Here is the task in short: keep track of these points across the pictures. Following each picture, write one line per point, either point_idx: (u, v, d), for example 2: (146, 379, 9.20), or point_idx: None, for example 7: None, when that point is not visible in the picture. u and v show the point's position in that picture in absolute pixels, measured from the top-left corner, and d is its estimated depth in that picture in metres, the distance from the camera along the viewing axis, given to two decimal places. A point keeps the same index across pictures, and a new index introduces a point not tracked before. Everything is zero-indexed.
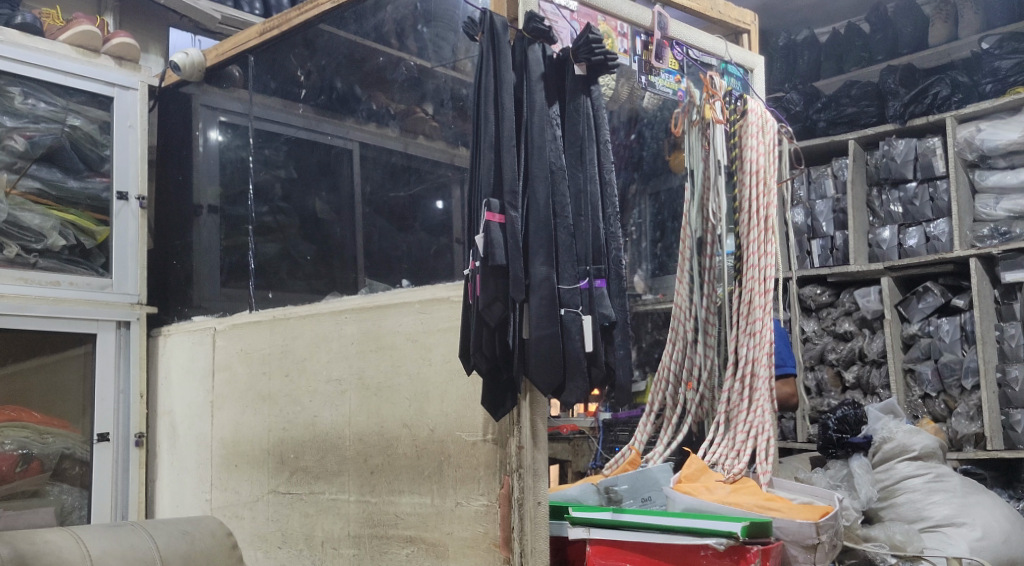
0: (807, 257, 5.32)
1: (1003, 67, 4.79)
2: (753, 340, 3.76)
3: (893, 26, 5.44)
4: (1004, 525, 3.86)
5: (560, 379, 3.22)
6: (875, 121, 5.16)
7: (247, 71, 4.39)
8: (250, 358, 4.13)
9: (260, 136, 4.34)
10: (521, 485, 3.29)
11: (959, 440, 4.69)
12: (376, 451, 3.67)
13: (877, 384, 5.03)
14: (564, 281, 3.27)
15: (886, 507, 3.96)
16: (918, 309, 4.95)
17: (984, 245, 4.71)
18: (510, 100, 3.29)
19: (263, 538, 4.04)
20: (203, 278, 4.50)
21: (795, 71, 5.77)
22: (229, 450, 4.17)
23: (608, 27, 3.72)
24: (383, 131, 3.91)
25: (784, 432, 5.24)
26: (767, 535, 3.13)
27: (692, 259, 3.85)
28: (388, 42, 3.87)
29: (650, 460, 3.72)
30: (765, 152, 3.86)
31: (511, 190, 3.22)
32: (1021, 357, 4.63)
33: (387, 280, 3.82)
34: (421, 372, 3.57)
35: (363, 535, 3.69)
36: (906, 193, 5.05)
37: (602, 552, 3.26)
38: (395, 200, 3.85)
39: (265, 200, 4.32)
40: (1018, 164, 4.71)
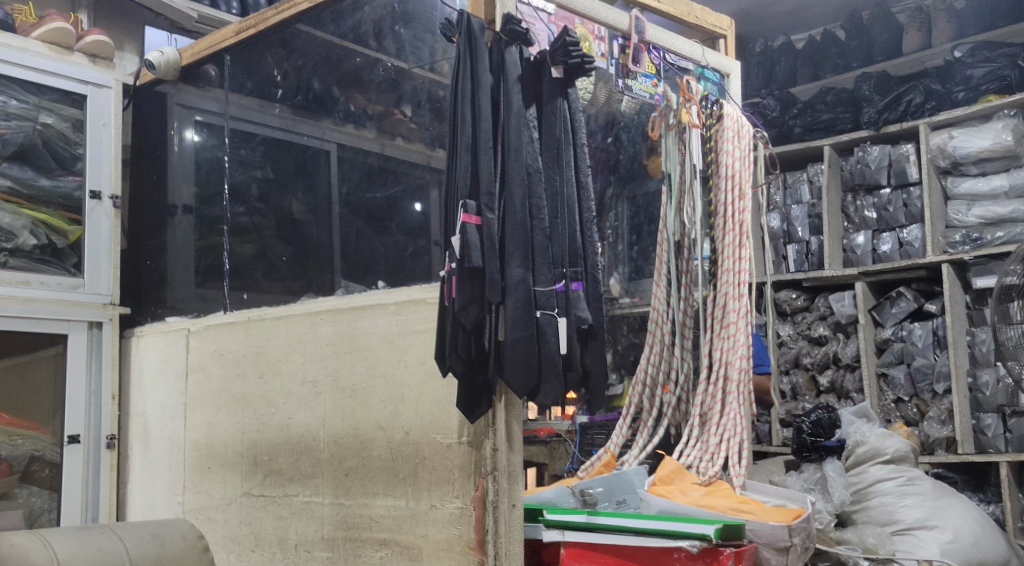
0: (783, 262, 5.35)
1: (976, 75, 4.84)
2: (727, 344, 3.77)
3: (869, 34, 5.49)
4: (973, 528, 3.86)
5: (535, 381, 3.21)
6: (850, 127, 5.20)
7: (223, 70, 4.36)
8: (224, 360, 4.10)
9: (236, 136, 4.31)
10: (496, 487, 3.29)
11: (930, 443, 4.71)
12: (351, 454, 3.66)
13: (850, 389, 5.07)
14: (540, 283, 3.27)
15: (858, 511, 3.97)
16: (891, 314, 5.00)
17: (955, 251, 4.76)
18: (486, 101, 3.31)
19: (236, 542, 4.01)
20: (177, 279, 4.47)
21: (772, 78, 5.80)
22: (202, 452, 4.14)
23: (585, 30, 3.75)
24: (361, 132, 3.90)
25: (759, 436, 5.26)
26: (741, 537, 3.13)
27: (669, 261, 3.88)
28: (366, 43, 3.87)
29: (625, 462, 3.74)
30: (740, 158, 3.89)
31: (487, 191, 3.24)
32: (990, 361, 4.67)
33: (363, 282, 3.80)
34: (397, 374, 3.56)
35: (337, 538, 3.67)
36: (879, 199, 5.09)
37: (576, 555, 3.28)
38: (372, 200, 3.85)
39: (241, 200, 4.28)
40: (989, 171, 4.75)
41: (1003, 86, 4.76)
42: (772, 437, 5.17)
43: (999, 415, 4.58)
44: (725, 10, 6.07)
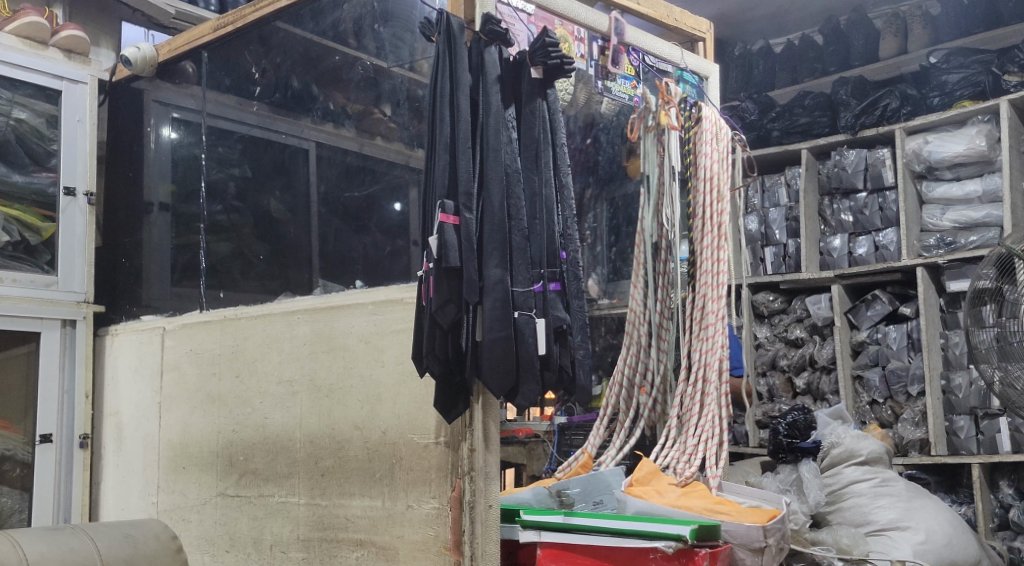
0: (761, 264, 5.40)
1: (950, 80, 4.86)
2: (705, 345, 3.78)
3: (846, 39, 5.54)
4: (946, 529, 3.89)
5: (513, 382, 3.23)
6: (827, 131, 5.25)
7: (200, 66, 4.33)
8: (200, 360, 4.07)
9: (213, 133, 4.28)
10: (473, 487, 3.29)
11: (905, 445, 4.76)
12: (327, 454, 3.64)
13: (826, 390, 5.11)
14: (518, 284, 3.27)
15: (833, 512, 4.00)
16: (867, 317, 5.05)
17: (929, 254, 4.79)
18: (465, 101, 3.30)
19: (210, 542, 3.98)
20: (153, 277, 4.43)
21: (751, 80, 5.84)
22: (176, 452, 4.11)
23: (565, 31, 3.76)
24: (340, 131, 3.89)
25: (736, 437, 5.26)
26: (716, 539, 3.14)
27: (647, 262, 3.88)
28: (346, 42, 3.87)
29: (602, 463, 3.73)
30: (719, 159, 3.90)
31: (465, 192, 3.25)
32: (963, 364, 4.72)
33: (340, 281, 3.78)
34: (374, 374, 3.55)
35: (312, 538, 3.65)
36: (856, 203, 5.15)
37: (553, 555, 3.29)
38: (351, 200, 3.83)
39: (218, 199, 4.25)
40: (964, 176, 4.80)
41: (977, 92, 4.78)
42: (749, 438, 5.17)
43: (972, 417, 4.62)
44: (705, 13, 6.11)
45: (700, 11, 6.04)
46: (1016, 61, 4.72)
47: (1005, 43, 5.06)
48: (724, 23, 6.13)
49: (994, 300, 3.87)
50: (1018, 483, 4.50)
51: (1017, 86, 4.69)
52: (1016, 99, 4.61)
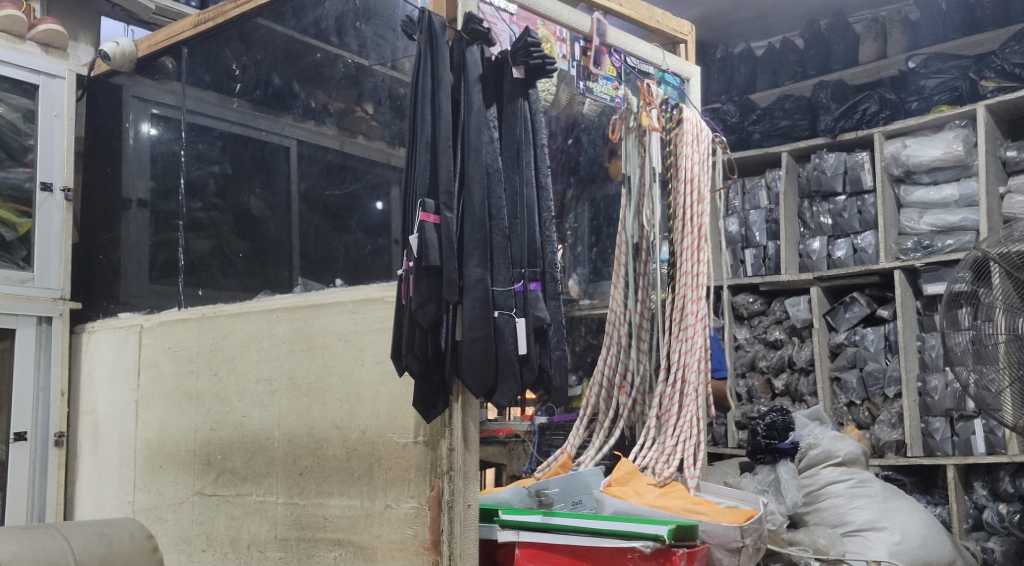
0: (741, 266, 5.41)
1: (929, 85, 4.93)
2: (684, 346, 3.81)
3: (826, 43, 5.59)
4: (921, 530, 3.90)
5: (492, 381, 3.23)
6: (807, 134, 5.28)
7: (180, 62, 4.30)
8: (177, 358, 4.04)
9: (193, 130, 4.26)
10: (452, 487, 3.28)
11: (881, 447, 4.79)
12: (306, 453, 3.63)
13: (804, 392, 5.13)
14: (498, 283, 3.28)
15: (811, 512, 4.03)
16: (845, 318, 5.08)
17: (907, 257, 4.84)
18: (446, 101, 3.30)
19: (187, 541, 3.96)
20: (130, 273, 4.40)
21: (733, 84, 5.86)
22: (153, 450, 4.08)
23: (547, 31, 3.76)
24: (321, 129, 3.88)
25: (715, 438, 5.29)
26: (694, 538, 3.17)
27: (627, 263, 3.89)
28: (328, 39, 3.85)
29: (581, 463, 3.74)
30: (699, 162, 3.93)
31: (446, 191, 3.24)
32: (939, 366, 4.76)
33: (320, 280, 3.76)
34: (353, 373, 3.54)
35: (290, 538, 3.64)
36: (835, 206, 5.18)
37: (531, 555, 3.30)
38: (331, 198, 3.82)
39: (198, 196, 4.22)
40: (941, 180, 4.85)
41: (955, 97, 4.86)
42: (728, 439, 5.20)
43: (947, 419, 4.67)
44: (687, 15, 6.13)
45: (683, 13, 6.06)
46: (992, 66, 4.73)
47: (981, 49, 5.12)
48: (706, 26, 6.15)
49: (970, 303, 3.91)
50: (991, 484, 4.53)
51: (994, 91, 4.71)
52: (993, 104, 4.63)
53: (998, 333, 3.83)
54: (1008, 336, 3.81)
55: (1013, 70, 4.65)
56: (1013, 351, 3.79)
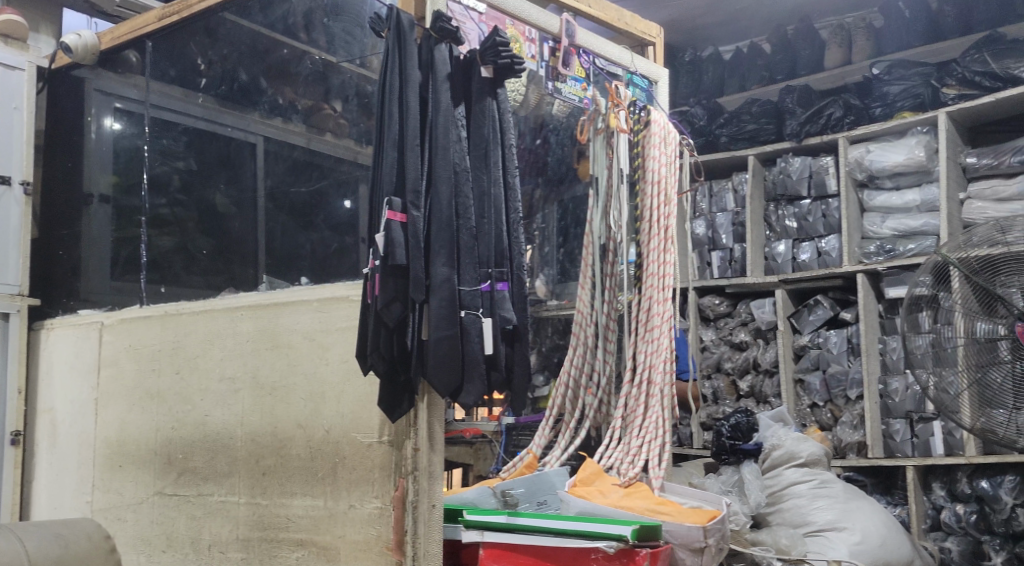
0: (708, 268, 5.45)
1: (892, 91, 4.98)
2: (650, 347, 3.81)
3: (792, 48, 5.65)
4: (880, 530, 3.96)
5: (458, 381, 3.22)
6: (774, 138, 5.33)
7: (144, 56, 4.24)
8: (139, 356, 3.99)
9: (157, 125, 4.20)
10: (416, 487, 3.27)
11: (843, 447, 4.87)
12: (269, 452, 3.59)
13: (769, 393, 5.18)
14: (465, 283, 3.27)
15: (774, 512, 4.07)
16: (809, 321, 5.12)
17: (870, 261, 4.92)
18: (415, 99, 3.27)
19: (146, 542, 3.90)
20: (91, 270, 4.34)
21: (701, 87, 5.94)
22: (112, 449, 4.02)
23: (516, 31, 3.76)
24: (289, 126, 3.86)
25: (681, 439, 5.30)
26: (656, 538, 3.18)
27: (595, 263, 3.92)
28: (296, 35, 3.84)
29: (547, 463, 3.75)
30: (666, 163, 3.95)
31: (413, 190, 3.22)
32: (900, 369, 4.83)
33: (286, 278, 3.73)
34: (319, 372, 3.50)
35: (252, 539, 3.60)
36: (800, 209, 5.23)
37: (495, 555, 3.30)
38: (297, 196, 3.81)
39: (162, 192, 4.17)
40: (903, 185, 4.91)
41: (918, 103, 4.89)
42: (693, 440, 5.22)
43: (907, 421, 4.74)
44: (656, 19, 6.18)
45: (652, 16, 6.10)
46: (953, 74, 4.76)
47: (943, 56, 5.20)
48: (675, 30, 6.21)
49: (930, 307, 3.97)
50: (949, 485, 4.57)
51: (955, 99, 4.73)
52: (954, 111, 4.70)
53: (957, 336, 3.91)
54: (967, 339, 3.88)
55: (973, 78, 4.66)
56: (972, 353, 3.87)
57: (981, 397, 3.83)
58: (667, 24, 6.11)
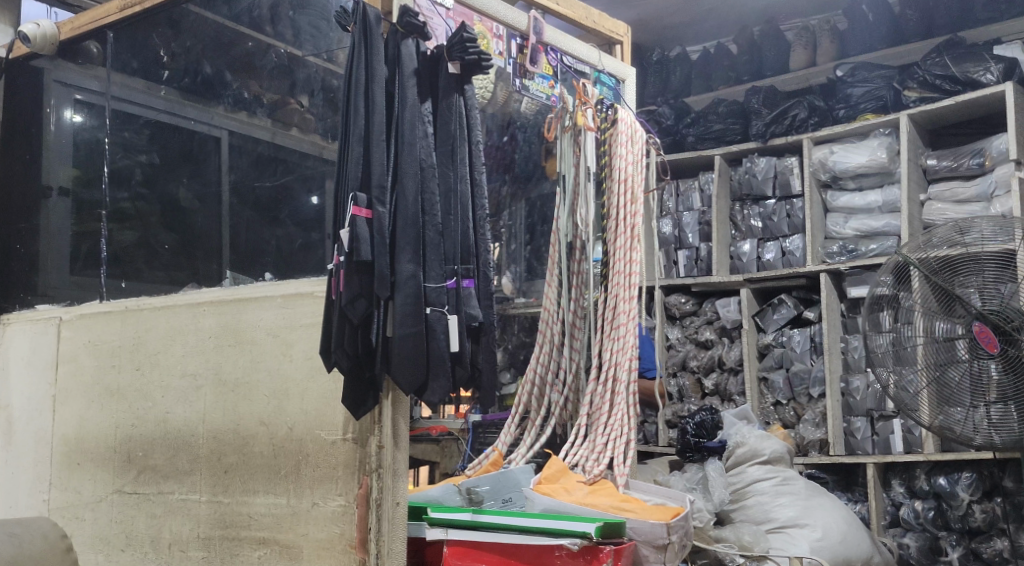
0: (674, 267, 5.48)
1: (855, 93, 5.03)
2: (616, 345, 3.81)
3: (758, 50, 5.71)
4: (841, 526, 3.99)
5: (423, 378, 3.18)
6: (739, 138, 5.37)
7: (106, 47, 4.15)
8: (99, 351, 3.93)
9: (118, 117, 4.13)
10: (380, 484, 3.23)
11: (805, 445, 4.90)
12: (231, 450, 3.55)
13: (733, 391, 5.22)
14: (431, 279, 3.25)
15: (737, 509, 4.12)
16: (773, 320, 5.17)
17: (833, 261, 4.98)
18: (381, 94, 3.25)
19: (104, 541, 3.84)
20: (50, 265, 4.27)
21: (668, 87, 5.96)
22: (71, 447, 3.95)
23: (483, 27, 3.75)
24: (253, 120, 3.81)
25: (647, 437, 5.34)
26: (620, 535, 3.19)
27: (561, 261, 3.90)
28: (261, 28, 3.81)
29: (512, 460, 3.75)
30: (633, 163, 3.94)
31: (378, 185, 3.19)
32: (861, 368, 4.90)
33: (250, 274, 3.69)
34: (282, 369, 3.46)
35: (213, 537, 3.55)
36: (765, 209, 5.28)
37: (459, 553, 3.26)
38: (262, 190, 3.76)
39: (123, 185, 4.11)
40: (865, 186, 4.98)
41: (880, 106, 4.97)
42: (658, 438, 5.24)
43: (867, 419, 4.80)
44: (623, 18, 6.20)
45: (620, 15, 6.12)
46: (914, 77, 4.81)
47: (907, 60, 5.26)
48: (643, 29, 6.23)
49: (891, 306, 4.02)
50: (908, 482, 4.66)
51: (916, 101, 4.80)
52: (916, 113, 4.77)
53: (916, 335, 3.97)
54: (926, 338, 3.94)
55: (934, 81, 4.73)
56: (931, 353, 3.92)
57: (939, 395, 3.88)
58: (636, 24, 6.14)
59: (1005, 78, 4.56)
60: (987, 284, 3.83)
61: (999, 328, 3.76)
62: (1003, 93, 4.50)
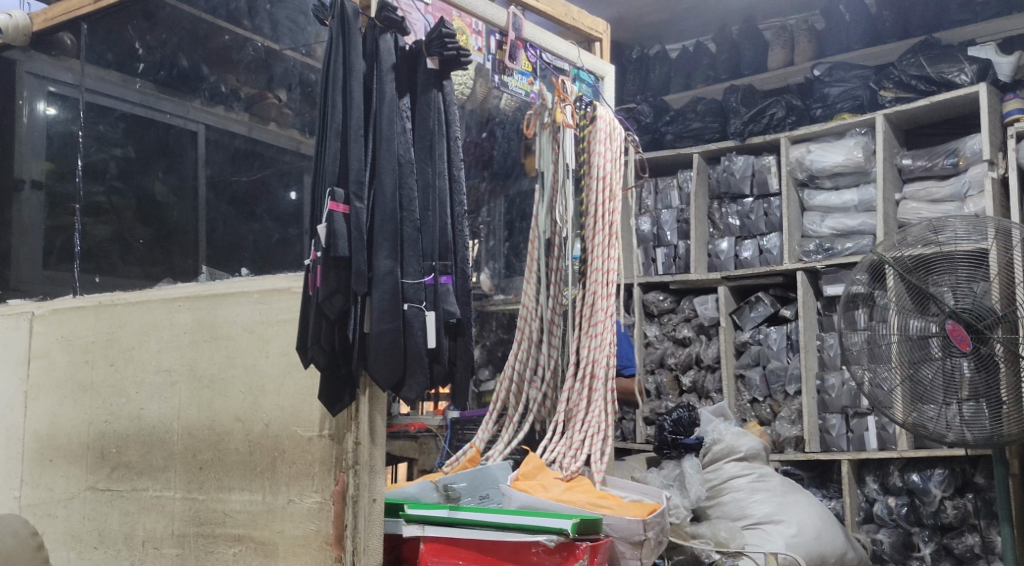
0: (652, 264, 5.51)
1: (832, 93, 5.07)
2: (593, 342, 3.81)
3: (737, 48, 5.75)
4: (816, 522, 4.03)
5: (400, 375, 3.15)
6: (717, 136, 5.40)
7: (79, 39, 4.13)
8: (71, 347, 3.89)
9: (93, 110, 4.09)
10: (357, 481, 3.21)
11: (781, 442, 4.96)
12: (206, 446, 3.51)
13: (710, 388, 5.25)
14: (408, 276, 3.22)
15: (713, 506, 4.14)
16: (750, 318, 5.20)
17: (809, 259, 5.01)
18: (359, 88, 3.21)
19: (77, 539, 3.80)
20: (24, 259, 4.24)
21: (648, 85, 5.98)
22: (42, 443, 3.93)
23: (462, 23, 3.73)
24: (229, 114, 3.80)
25: (625, 434, 5.35)
26: (597, 531, 3.21)
27: (539, 259, 3.90)
28: (238, 22, 3.80)
29: (489, 457, 3.73)
30: (611, 159, 3.94)
31: (356, 180, 3.15)
32: (836, 365, 4.92)
33: (227, 268, 3.66)
34: (258, 365, 3.42)
35: (188, 534, 3.52)
36: (742, 207, 5.31)
37: (436, 550, 3.24)
38: (238, 184, 3.73)
39: (98, 179, 4.07)
40: (841, 185, 5.03)
41: (856, 105, 5.00)
42: (636, 434, 5.27)
43: (842, 416, 4.83)
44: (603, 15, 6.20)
45: (599, 12, 6.13)
46: (890, 77, 4.87)
47: (882, 61, 5.32)
48: (623, 27, 6.25)
49: (866, 304, 4.04)
50: (882, 478, 4.71)
51: (892, 101, 4.87)
52: (891, 113, 4.83)
53: (891, 333, 3.99)
54: (900, 335, 3.96)
55: (909, 81, 4.79)
56: (905, 350, 3.95)
57: (913, 391, 3.91)
58: (616, 21, 6.15)
59: (979, 79, 4.61)
60: (960, 283, 3.87)
61: (972, 326, 3.80)
62: (976, 93, 4.56)
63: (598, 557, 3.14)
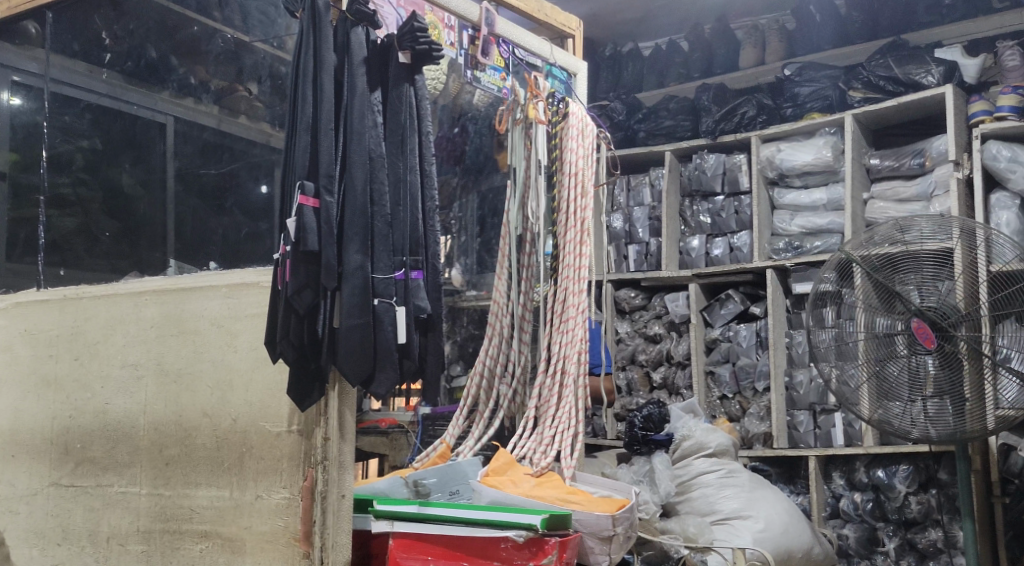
0: (624, 261, 5.53)
1: (802, 93, 5.13)
2: (565, 338, 3.82)
3: (709, 47, 5.78)
4: (783, 517, 4.07)
5: (369, 370, 3.11)
6: (689, 134, 5.43)
7: (44, 28, 4.04)
8: (35, 341, 3.83)
9: (57, 100, 4.03)
10: (325, 477, 3.17)
11: (750, 438, 5.00)
12: (172, 442, 3.47)
13: (680, 385, 5.28)
14: (379, 270, 3.16)
15: (682, 501, 4.18)
16: (720, 315, 5.23)
17: (778, 257, 5.06)
18: (330, 83, 3.16)
19: (40, 535, 3.74)
20: None
21: (620, 82, 6.00)
22: (5, 439, 3.87)
23: (434, 18, 3.74)
24: (199, 106, 3.78)
25: (596, 430, 5.36)
26: (565, 527, 3.19)
27: (511, 254, 3.87)
28: (210, 14, 3.75)
29: (460, 453, 3.72)
30: (584, 156, 3.94)
31: (327, 174, 3.12)
32: (805, 362, 5.00)
33: (195, 262, 3.63)
34: (226, 360, 3.38)
35: (153, 531, 3.46)
36: (713, 205, 5.34)
37: (404, 545, 3.22)
38: (207, 177, 3.72)
39: (64, 171, 4.02)
40: (810, 185, 5.07)
41: (826, 105, 5.07)
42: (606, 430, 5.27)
43: (810, 412, 4.91)
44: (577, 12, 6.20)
45: (572, 10, 6.14)
46: (859, 78, 4.92)
47: (852, 61, 5.36)
48: (596, 24, 6.24)
49: (834, 303, 4.10)
50: (848, 474, 4.77)
51: (861, 102, 4.92)
52: (860, 113, 4.88)
53: (857, 330, 4.02)
54: (867, 333, 3.99)
55: (877, 82, 4.85)
56: (871, 349, 3.97)
57: (879, 389, 3.93)
58: (588, 18, 6.16)
59: (946, 80, 4.68)
60: (925, 282, 3.91)
61: (937, 324, 3.84)
62: (943, 94, 4.62)
63: (567, 552, 3.14)
